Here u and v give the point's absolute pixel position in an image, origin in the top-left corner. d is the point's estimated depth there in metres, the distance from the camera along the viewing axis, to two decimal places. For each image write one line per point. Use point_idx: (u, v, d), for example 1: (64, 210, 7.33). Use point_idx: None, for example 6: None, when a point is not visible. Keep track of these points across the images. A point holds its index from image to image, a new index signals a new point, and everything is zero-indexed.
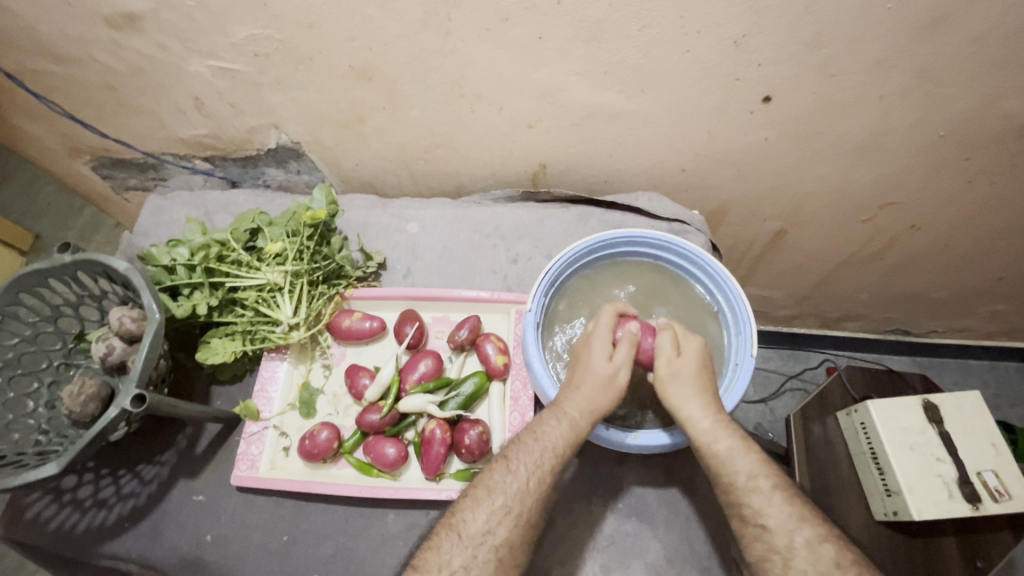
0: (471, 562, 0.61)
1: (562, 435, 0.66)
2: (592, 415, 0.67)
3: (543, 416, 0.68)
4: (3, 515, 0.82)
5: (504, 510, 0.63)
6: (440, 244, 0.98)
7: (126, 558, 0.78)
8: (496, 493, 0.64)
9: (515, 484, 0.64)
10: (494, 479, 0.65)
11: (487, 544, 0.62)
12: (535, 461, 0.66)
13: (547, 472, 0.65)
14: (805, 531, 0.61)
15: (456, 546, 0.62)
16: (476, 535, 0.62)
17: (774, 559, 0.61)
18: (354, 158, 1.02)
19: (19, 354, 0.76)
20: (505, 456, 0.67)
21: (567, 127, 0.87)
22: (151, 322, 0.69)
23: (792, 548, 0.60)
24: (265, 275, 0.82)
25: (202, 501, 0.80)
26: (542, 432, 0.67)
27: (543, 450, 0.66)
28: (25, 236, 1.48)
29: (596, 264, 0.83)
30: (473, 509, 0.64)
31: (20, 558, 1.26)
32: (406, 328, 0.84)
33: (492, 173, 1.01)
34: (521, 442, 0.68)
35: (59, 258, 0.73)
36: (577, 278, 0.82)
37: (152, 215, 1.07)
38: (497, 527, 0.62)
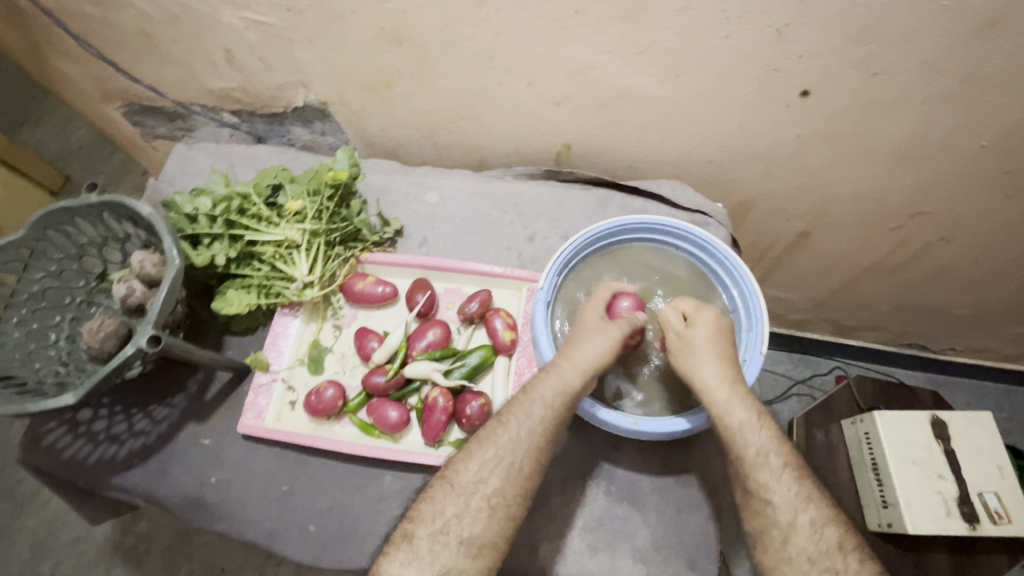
0: (464, 510, 0.64)
1: (551, 390, 0.68)
2: (582, 371, 0.68)
3: (537, 376, 0.70)
4: (22, 438, 0.86)
5: (496, 459, 0.66)
6: (458, 216, 0.95)
7: (133, 492, 0.82)
8: (488, 446, 0.67)
9: (509, 434, 0.67)
10: (488, 431, 0.68)
11: (479, 493, 0.65)
12: (529, 410, 0.68)
13: (539, 426, 0.67)
14: (810, 511, 0.65)
15: (450, 495, 0.65)
16: (469, 485, 0.65)
17: (774, 531, 0.64)
18: (380, 123, 1.02)
19: (44, 289, 0.79)
20: (500, 412, 0.70)
21: (595, 107, 0.86)
22: (171, 268, 0.71)
23: (793, 527, 0.64)
24: (284, 232, 0.82)
25: (207, 446, 0.82)
26: (533, 390, 0.69)
27: (534, 403, 0.68)
28: (56, 177, 1.50)
29: (615, 251, 0.82)
30: (467, 460, 0.67)
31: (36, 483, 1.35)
32: (417, 295, 0.84)
33: (515, 149, 1.00)
34: (517, 401, 0.70)
35: (86, 197, 0.75)
36: (593, 260, 0.82)
37: (178, 163, 1.07)
38: (489, 477, 0.65)
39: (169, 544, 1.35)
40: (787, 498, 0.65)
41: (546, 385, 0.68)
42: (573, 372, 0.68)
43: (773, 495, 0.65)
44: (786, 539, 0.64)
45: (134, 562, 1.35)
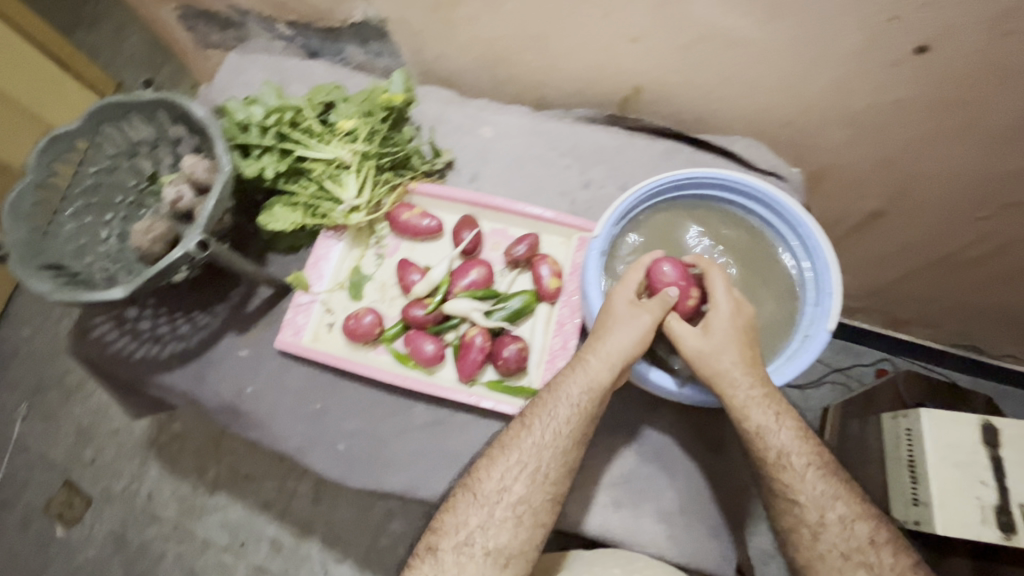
0: (488, 520, 0.68)
1: (578, 389, 0.68)
2: (610, 365, 0.67)
3: (565, 370, 0.71)
4: (73, 328, 0.89)
5: (521, 467, 0.68)
6: (512, 155, 0.90)
7: (174, 391, 0.84)
8: (509, 453, 0.69)
9: (533, 438, 0.69)
10: (512, 436, 0.70)
11: (504, 503, 0.68)
12: (554, 414, 0.69)
13: (564, 429, 0.68)
14: (839, 509, 0.69)
15: (473, 506, 0.69)
16: (493, 495, 0.69)
17: (802, 530, 0.69)
18: (438, 49, 0.98)
19: (97, 184, 0.79)
20: (523, 414, 0.71)
21: (675, 48, 0.79)
22: (222, 174, 0.69)
23: (822, 525, 0.68)
24: (335, 150, 0.79)
25: (245, 356, 0.83)
26: (560, 388, 0.69)
27: (560, 405, 0.69)
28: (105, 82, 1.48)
29: (680, 207, 0.76)
30: (490, 467, 0.70)
31: None
32: (463, 232, 0.82)
33: (578, 89, 0.95)
34: (543, 398, 0.71)
35: (141, 93, 0.73)
36: (655, 213, 0.76)
37: (229, 72, 1.04)
38: (513, 485, 0.68)
39: (200, 448, 1.52)
40: (814, 497, 0.69)
41: (573, 383, 0.69)
42: (600, 366, 0.67)
43: (799, 495, 0.69)
44: (815, 537, 0.68)
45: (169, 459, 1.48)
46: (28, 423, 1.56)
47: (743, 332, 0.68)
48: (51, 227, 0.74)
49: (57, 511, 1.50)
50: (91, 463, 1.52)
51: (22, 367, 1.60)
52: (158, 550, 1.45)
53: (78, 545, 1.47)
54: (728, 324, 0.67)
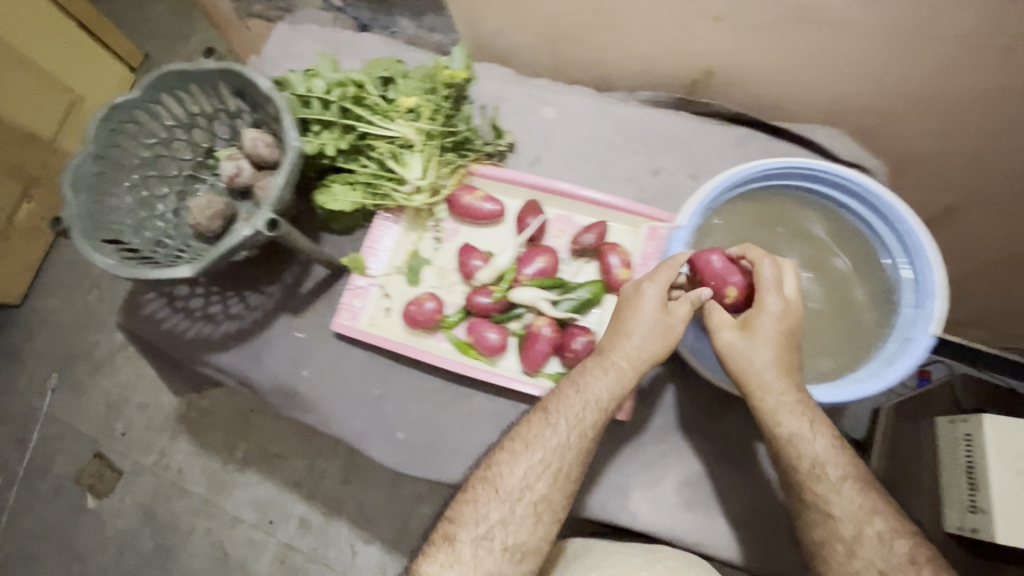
0: (509, 516, 0.63)
1: (605, 390, 0.65)
2: (637, 367, 0.65)
3: (588, 366, 0.67)
4: (123, 304, 0.87)
5: (544, 465, 0.64)
6: (577, 137, 0.87)
7: (226, 371, 0.83)
8: (534, 449, 0.64)
9: (557, 438, 0.64)
10: (535, 433, 0.65)
11: (525, 500, 0.63)
12: (579, 414, 0.65)
13: (589, 429, 0.65)
14: (877, 525, 0.59)
15: (493, 499, 0.63)
16: (515, 490, 0.63)
17: (836, 545, 0.60)
18: (496, 23, 0.94)
19: (155, 156, 0.76)
20: (544, 408, 0.66)
21: (759, 28, 0.75)
22: (290, 150, 0.66)
23: (858, 541, 0.59)
24: (399, 128, 0.76)
25: (301, 338, 0.82)
26: (583, 387, 0.66)
27: (586, 405, 0.65)
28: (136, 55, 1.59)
29: (771, 193, 0.70)
30: (512, 463, 0.64)
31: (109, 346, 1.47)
32: (528, 219, 0.78)
33: (644, 70, 0.91)
34: (563, 394, 0.66)
35: (204, 62, 0.70)
36: (745, 202, 0.70)
37: (280, 44, 1.01)
38: (536, 483, 0.63)
39: (229, 427, 1.51)
40: (850, 510, 0.60)
41: (600, 384, 0.66)
42: (629, 367, 0.65)
43: (833, 507, 0.60)
44: (849, 555, 0.59)
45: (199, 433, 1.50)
46: (58, 394, 1.56)
47: (785, 339, 0.64)
48: (111, 199, 0.71)
49: (88, 482, 1.51)
50: (121, 437, 1.52)
51: (48, 337, 1.59)
52: (188, 524, 1.45)
53: (109, 517, 1.48)
54: (772, 326, 0.63)
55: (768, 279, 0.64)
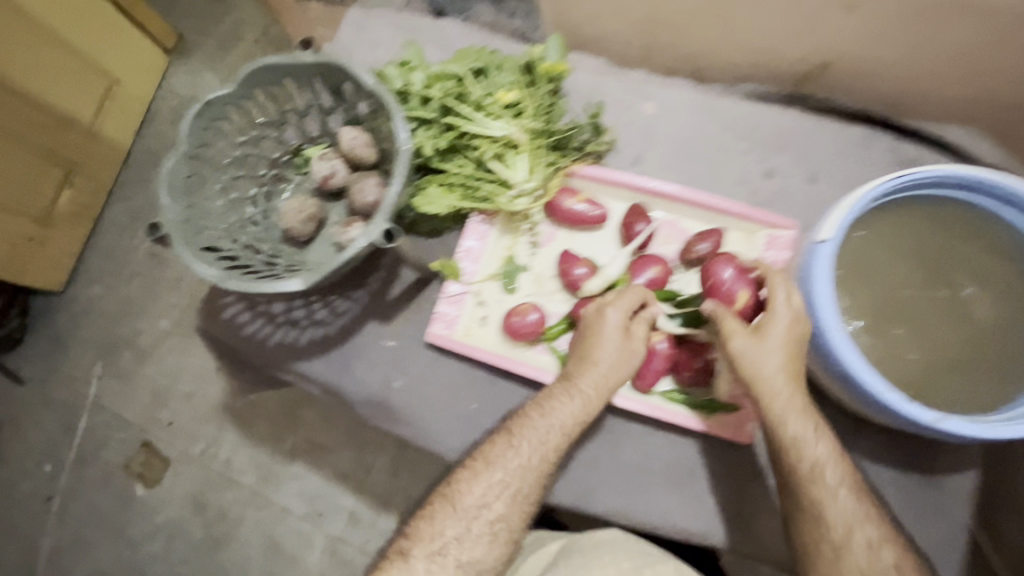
0: (464, 533, 0.67)
1: (569, 417, 0.67)
2: (602, 393, 0.68)
3: (555, 389, 0.69)
4: (202, 306, 0.84)
5: (502, 486, 0.67)
6: (682, 135, 0.81)
7: (313, 380, 0.80)
8: (493, 469, 0.67)
9: (518, 460, 0.67)
10: (496, 453, 0.68)
11: (482, 518, 0.67)
12: (542, 438, 0.67)
13: (549, 452, 0.67)
14: (868, 530, 0.61)
15: (451, 517, 0.68)
16: (472, 509, 0.67)
17: (824, 546, 0.61)
18: (591, 7, 0.86)
19: (244, 155, 0.72)
20: (509, 430, 0.68)
21: (902, 15, 0.68)
22: (402, 150, 0.61)
23: (845, 543, 0.61)
24: (507, 126, 0.72)
25: (392, 347, 0.78)
26: (545, 408, 0.68)
27: (550, 430, 0.67)
28: (170, 35, 1.56)
29: (918, 203, 0.62)
30: (472, 482, 0.68)
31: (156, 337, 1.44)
32: (637, 225, 0.74)
33: (751, 60, 0.84)
34: (529, 417, 0.68)
35: (301, 55, 0.65)
36: (889, 212, 0.63)
37: (353, 30, 0.94)
38: (494, 502, 0.67)
39: (274, 418, 1.38)
40: (843, 515, 0.61)
41: (561, 409, 0.67)
42: (592, 393, 0.67)
43: (826, 511, 0.61)
44: (837, 556, 0.61)
45: (246, 424, 1.40)
46: (104, 382, 1.46)
47: (796, 344, 0.60)
48: (204, 202, 0.68)
49: (137, 471, 1.41)
50: (168, 426, 1.42)
51: (94, 326, 1.48)
52: (237, 516, 1.36)
53: (157, 506, 1.39)
54: (784, 333, 0.60)
55: (779, 301, 0.61)
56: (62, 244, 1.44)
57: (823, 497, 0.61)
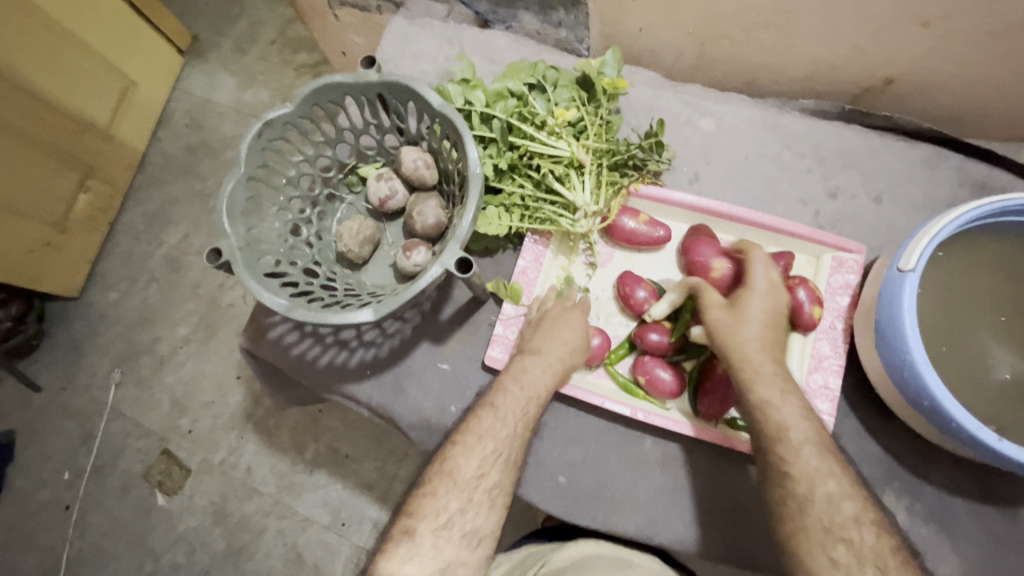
0: (467, 504, 0.60)
1: (544, 379, 0.66)
2: (568, 357, 0.67)
3: (528, 363, 0.66)
4: (247, 327, 0.81)
5: (496, 454, 0.62)
6: (741, 153, 0.80)
7: (365, 402, 0.78)
8: (485, 439, 0.62)
9: (505, 430, 0.62)
10: (483, 424, 0.63)
11: (481, 487, 0.61)
12: (523, 407, 0.64)
13: (529, 416, 0.64)
14: (829, 484, 0.58)
15: (452, 491, 0.60)
16: (471, 479, 0.61)
17: (789, 504, 0.58)
18: (640, 21, 0.83)
19: (299, 174, 0.70)
20: (491, 401, 0.64)
21: (976, 36, 0.66)
22: (474, 176, 0.59)
23: (810, 498, 0.57)
24: (571, 148, 0.70)
25: (446, 370, 0.77)
26: (512, 375, 0.66)
27: (528, 394, 0.65)
28: (184, 35, 1.53)
29: (1005, 231, 0.61)
30: (466, 454, 0.61)
31: (175, 346, 1.41)
32: (702, 248, 0.71)
33: (809, 76, 0.81)
34: (505, 389, 0.65)
35: (366, 75, 0.63)
36: (975, 239, 0.61)
37: (398, 42, 0.92)
38: (490, 471, 0.61)
39: (297, 424, 1.35)
40: (809, 470, 0.58)
41: (534, 372, 0.66)
42: (557, 356, 0.67)
43: (791, 466, 0.58)
44: (808, 511, 0.58)
45: (267, 434, 1.36)
46: (122, 390, 1.41)
47: (770, 316, 0.63)
48: (261, 225, 0.66)
49: (156, 480, 1.37)
50: (188, 435, 1.38)
51: (112, 331, 1.45)
52: (260, 526, 1.31)
53: (180, 515, 1.34)
54: (761, 304, 0.63)
55: (757, 277, 0.65)
56: (76, 248, 1.39)
57: (862, 513, 0.57)
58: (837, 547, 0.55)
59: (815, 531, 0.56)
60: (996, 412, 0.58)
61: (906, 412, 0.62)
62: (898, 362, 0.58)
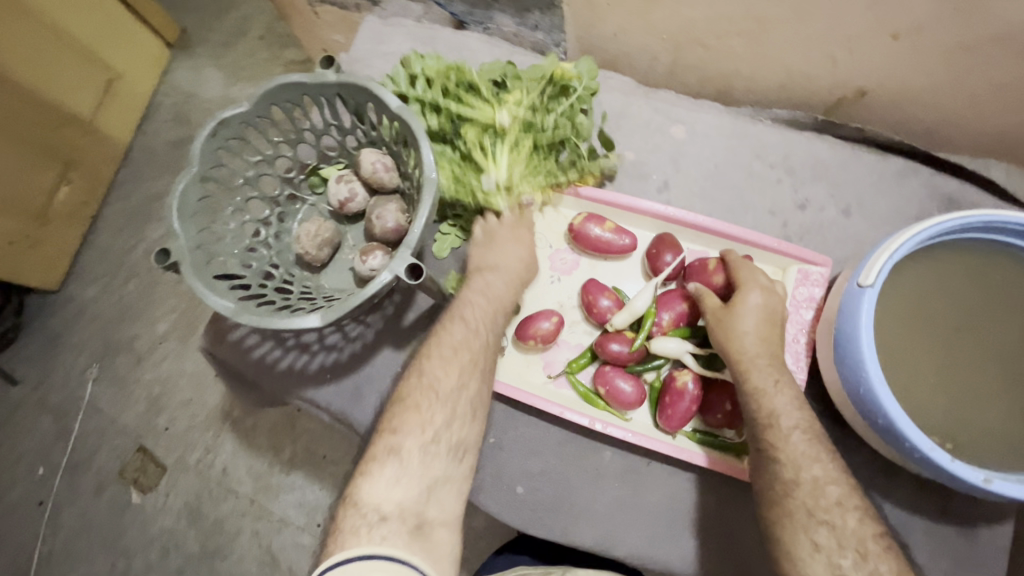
0: (451, 417, 0.62)
1: (501, 286, 0.68)
2: (523, 263, 0.70)
3: (488, 278, 0.69)
4: (207, 329, 0.80)
5: (471, 363, 0.64)
6: (711, 162, 0.79)
7: (325, 408, 0.77)
8: (460, 350, 0.64)
9: (477, 338, 0.65)
10: (451, 333, 0.65)
11: (464, 398, 0.63)
12: (489, 316, 0.67)
13: (493, 320, 0.67)
14: (815, 470, 0.58)
15: (436, 404, 0.62)
16: (451, 391, 0.62)
17: (776, 488, 0.58)
18: (616, 26, 0.81)
19: (258, 175, 0.69)
20: (454, 311, 0.67)
21: (948, 50, 0.65)
22: (428, 183, 0.58)
23: (796, 482, 0.57)
24: (493, 112, 0.68)
25: (408, 376, 0.76)
26: (469, 292, 0.68)
27: (487, 301, 0.67)
28: (170, 28, 1.51)
29: (971, 248, 0.60)
30: (445, 367, 0.63)
31: (153, 342, 1.40)
32: (666, 257, 0.70)
33: (784, 85, 0.80)
34: (470, 301, 0.67)
35: (322, 75, 0.62)
36: (937, 256, 0.60)
37: (371, 41, 0.91)
38: (470, 383, 0.64)
39: (274, 423, 1.33)
40: (797, 456, 0.58)
41: (491, 280, 0.68)
42: (514, 265, 0.70)
43: (780, 453, 0.59)
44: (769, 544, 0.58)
45: (244, 433, 1.34)
46: (98, 385, 1.39)
47: (766, 312, 0.64)
48: (216, 226, 0.65)
49: (132, 477, 1.35)
50: (165, 433, 1.36)
51: (90, 327, 1.43)
52: (235, 526, 1.30)
53: (155, 514, 1.33)
54: (756, 300, 0.64)
55: (748, 277, 0.65)
56: (55, 243, 1.37)
57: (837, 494, 0.57)
58: (818, 529, 0.56)
59: (800, 514, 0.56)
60: (951, 430, 0.58)
61: (865, 430, 0.61)
62: (854, 379, 0.57)
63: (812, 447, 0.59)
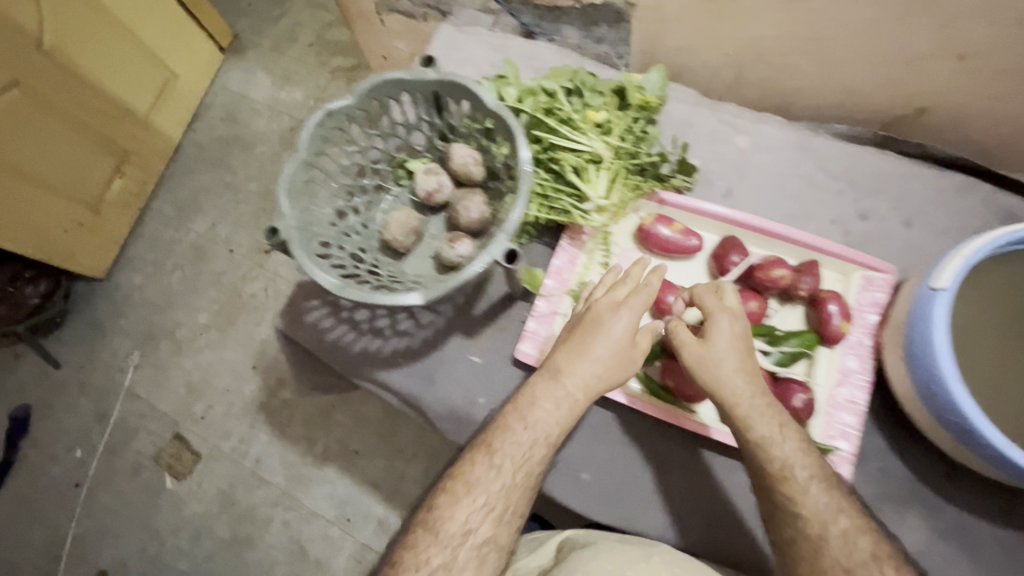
0: (451, 561, 0.62)
1: (549, 425, 0.64)
2: (589, 394, 0.65)
3: (535, 397, 0.65)
4: (285, 311, 0.83)
5: (487, 508, 0.63)
6: (773, 171, 0.82)
7: (395, 390, 0.80)
8: (475, 493, 0.63)
9: (500, 480, 0.63)
10: (477, 475, 0.64)
11: (467, 543, 0.63)
12: (523, 454, 0.64)
13: (529, 459, 0.64)
14: (841, 522, 0.59)
15: (434, 545, 0.63)
16: (455, 535, 0.63)
17: (803, 544, 0.59)
18: (677, 41, 0.86)
19: (352, 164, 0.74)
20: (488, 446, 0.64)
21: (1008, 74, 0.69)
22: (523, 174, 0.62)
23: (823, 538, 0.59)
24: (591, 142, 0.72)
25: (477, 362, 0.79)
26: (513, 415, 0.65)
27: (531, 441, 0.64)
28: (226, 34, 1.59)
29: None
30: (451, 507, 0.63)
31: (193, 333, 1.44)
32: (732, 258, 0.74)
33: (843, 102, 0.84)
34: (506, 430, 0.65)
35: (423, 73, 0.66)
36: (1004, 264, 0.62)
37: (445, 47, 0.96)
38: (479, 526, 0.63)
39: (308, 417, 1.36)
40: (818, 510, 0.59)
41: (539, 410, 0.64)
42: (577, 391, 0.64)
43: (801, 506, 0.60)
44: (816, 551, 0.59)
45: (279, 425, 1.37)
46: (139, 371, 1.44)
47: (742, 338, 0.63)
48: (316, 209, 0.69)
49: (166, 463, 1.38)
50: (201, 421, 1.39)
51: (133, 315, 1.48)
52: (265, 516, 1.32)
53: (188, 500, 1.35)
54: (728, 327, 0.63)
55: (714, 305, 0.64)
56: (108, 232, 1.42)
57: (868, 546, 0.59)
58: None
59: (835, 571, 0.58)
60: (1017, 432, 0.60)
61: (933, 429, 0.63)
62: (926, 378, 0.59)
63: (827, 493, 0.60)
